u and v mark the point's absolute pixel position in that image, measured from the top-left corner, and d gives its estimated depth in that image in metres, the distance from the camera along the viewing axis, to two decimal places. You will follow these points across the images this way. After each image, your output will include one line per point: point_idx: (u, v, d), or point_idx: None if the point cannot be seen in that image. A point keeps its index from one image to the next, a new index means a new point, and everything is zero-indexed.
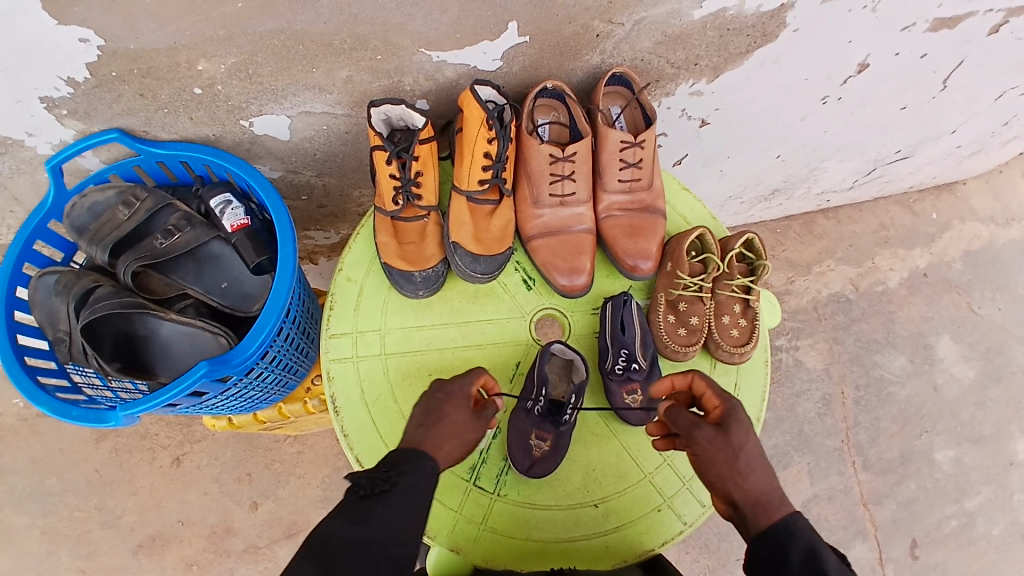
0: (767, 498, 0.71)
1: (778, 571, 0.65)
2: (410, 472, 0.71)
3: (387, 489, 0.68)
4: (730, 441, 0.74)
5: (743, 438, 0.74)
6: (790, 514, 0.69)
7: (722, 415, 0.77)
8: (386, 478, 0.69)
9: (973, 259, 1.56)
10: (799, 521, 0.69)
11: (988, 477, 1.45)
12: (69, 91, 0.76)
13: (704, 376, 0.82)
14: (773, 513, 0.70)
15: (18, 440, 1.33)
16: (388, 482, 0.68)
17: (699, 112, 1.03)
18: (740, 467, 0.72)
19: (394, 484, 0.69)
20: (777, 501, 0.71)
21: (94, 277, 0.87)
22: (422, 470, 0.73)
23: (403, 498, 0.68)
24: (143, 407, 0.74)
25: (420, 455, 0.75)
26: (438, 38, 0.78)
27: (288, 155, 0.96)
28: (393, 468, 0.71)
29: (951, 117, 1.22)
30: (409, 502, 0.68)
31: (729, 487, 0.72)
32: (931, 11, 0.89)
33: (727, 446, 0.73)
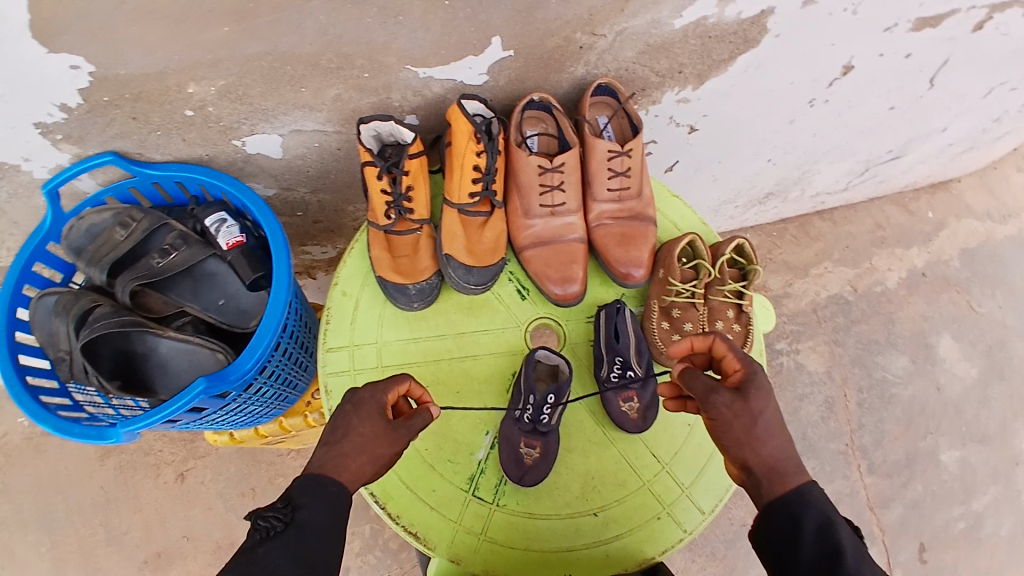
0: (784, 466, 0.68)
1: (791, 543, 0.64)
2: (309, 505, 0.67)
3: (284, 528, 0.65)
4: (748, 407, 0.69)
5: (763, 404, 0.70)
6: (806, 483, 0.68)
7: (742, 379, 0.71)
8: (284, 515, 0.65)
9: (970, 257, 1.56)
10: (813, 492, 0.67)
11: (995, 476, 1.44)
12: (63, 117, 0.77)
13: (726, 338, 0.75)
14: (789, 480, 0.68)
15: (22, 459, 1.34)
16: (286, 520, 0.65)
17: (687, 118, 1.04)
18: (759, 435, 0.69)
19: (291, 522, 0.65)
20: (794, 469, 0.69)
21: (93, 297, 0.88)
22: (327, 498, 0.68)
23: (303, 535, 0.65)
24: (144, 424, 0.75)
25: (324, 481, 0.69)
26: (423, 55, 0.79)
27: (282, 173, 0.97)
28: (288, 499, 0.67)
29: (940, 116, 1.23)
30: (312, 536, 0.65)
31: (744, 452, 0.69)
32: (912, 11, 0.90)
33: (746, 411, 0.69)
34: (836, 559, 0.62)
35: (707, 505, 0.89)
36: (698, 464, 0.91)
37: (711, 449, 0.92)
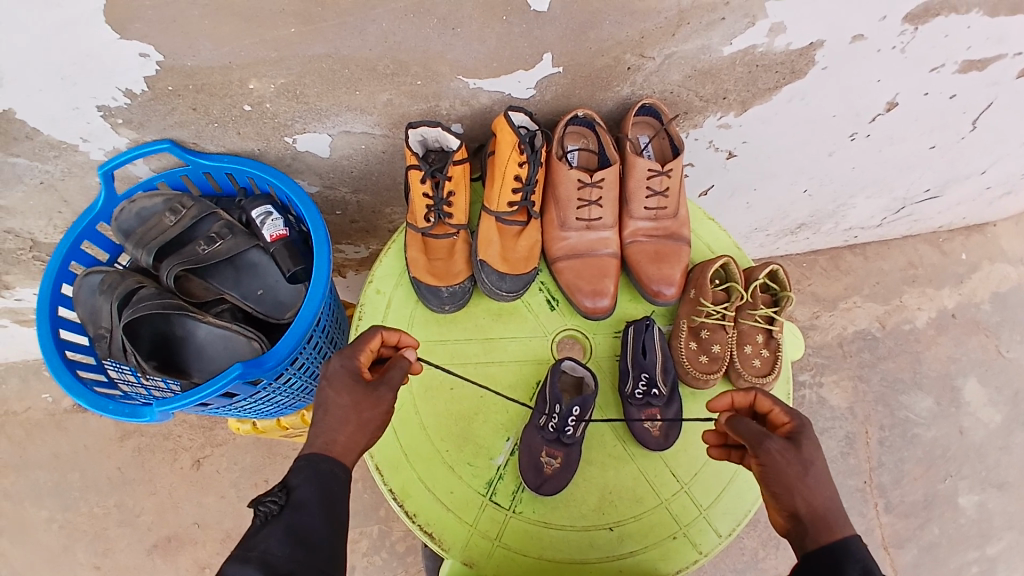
0: (833, 514, 0.65)
1: None
2: (304, 484, 0.66)
3: (281, 511, 0.64)
4: (801, 456, 0.68)
5: (814, 455, 0.69)
6: (852, 537, 0.64)
7: (793, 431, 0.71)
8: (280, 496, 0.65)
9: (1003, 301, 1.53)
10: (860, 547, 0.63)
11: (1012, 524, 1.41)
12: (126, 102, 0.81)
13: (768, 395, 0.76)
14: (836, 530, 0.64)
15: (45, 434, 1.38)
16: (281, 502, 0.64)
17: (726, 144, 1.05)
18: (811, 484, 0.67)
19: (287, 503, 0.64)
20: (841, 521, 0.66)
21: (138, 278, 0.91)
22: (321, 477, 0.67)
23: (297, 513, 0.64)
24: (177, 405, 0.77)
25: (318, 459, 0.68)
26: (476, 67, 0.81)
27: (327, 171, 1.00)
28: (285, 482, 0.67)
29: (980, 158, 1.22)
30: (306, 514, 0.64)
31: (794, 499, 0.66)
32: (961, 52, 0.90)
33: (799, 460, 0.67)
34: None
35: (725, 528, 0.89)
36: (718, 486, 0.90)
37: (732, 473, 0.91)
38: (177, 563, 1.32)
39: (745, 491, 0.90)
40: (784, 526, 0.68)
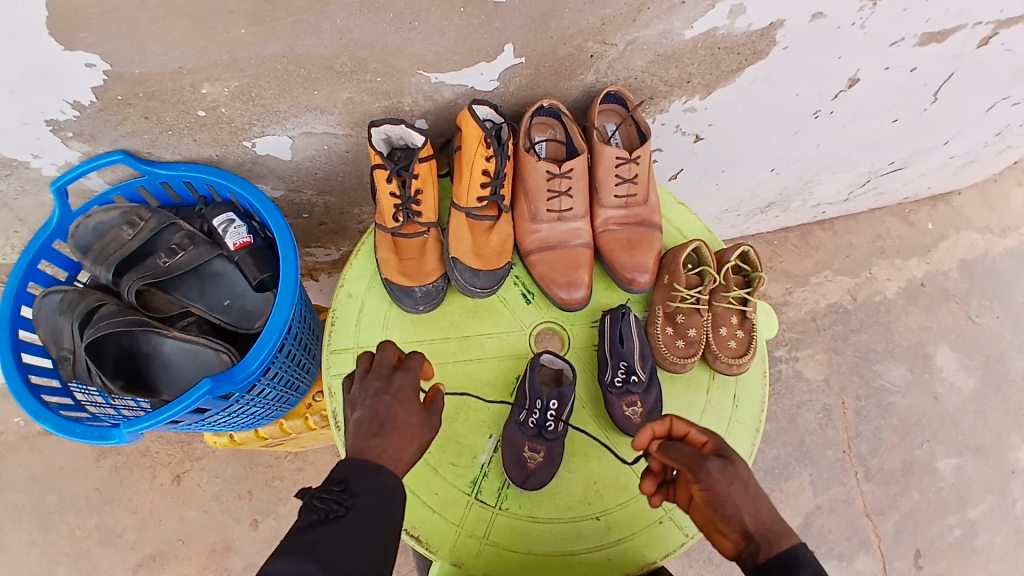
0: (778, 524, 0.67)
1: None
2: (367, 493, 0.64)
3: (342, 514, 0.62)
4: (737, 472, 0.69)
5: (744, 466, 0.71)
6: (797, 544, 0.65)
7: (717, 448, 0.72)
8: (341, 500, 0.63)
9: (969, 269, 1.57)
10: (807, 553, 0.65)
11: (990, 486, 1.45)
12: (75, 114, 0.78)
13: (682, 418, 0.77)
14: (784, 540, 0.66)
15: (18, 457, 1.33)
16: (343, 506, 0.62)
17: (693, 127, 1.05)
18: (753, 498, 0.68)
19: (349, 510, 0.62)
20: (784, 528, 0.67)
21: (98, 295, 0.88)
22: (383, 490, 0.66)
23: (359, 522, 0.61)
24: (147, 424, 0.75)
25: (380, 470, 0.67)
26: (437, 61, 0.80)
27: (290, 174, 0.97)
28: (346, 484, 0.65)
29: (942, 130, 1.24)
30: (368, 524, 0.62)
31: (743, 517, 0.67)
32: (919, 26, 0.91)
33: (738, 476, 0.69)
34: None
35: None
36: None
37: None
38: None
39: None
40: (734, 549, 0.67)
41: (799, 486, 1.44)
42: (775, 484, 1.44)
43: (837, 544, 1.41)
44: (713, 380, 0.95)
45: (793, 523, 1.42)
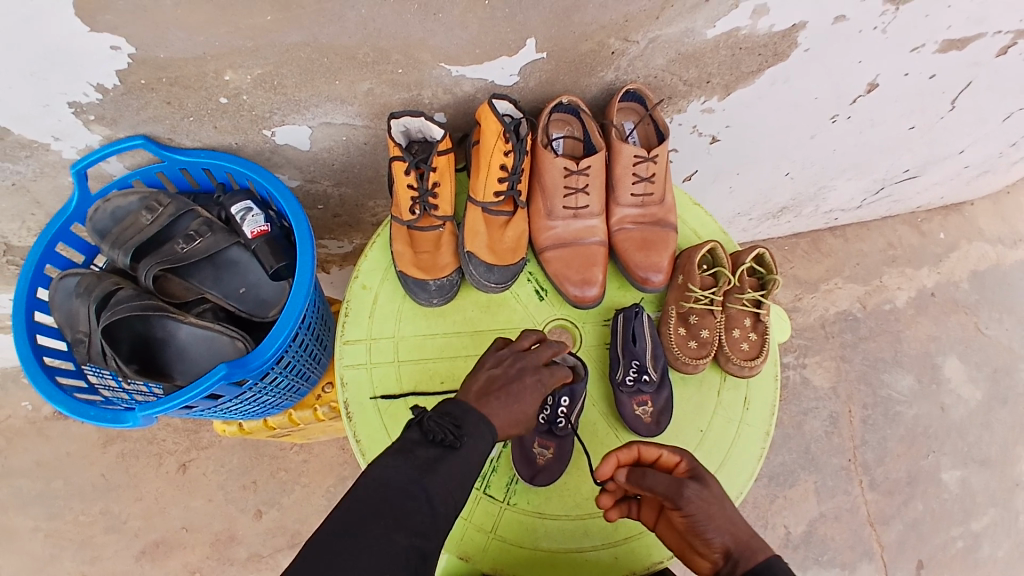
0: (754, 540, 0.73)
1: None
2: (477, 435, 0.73)
3: (455, 445, 0.71)
4: (712, 493, 0.77)
5: (717, 487, 0.78)
6: (772, 556, 0.70)
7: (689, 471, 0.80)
8: (456, 434, 0.71)
9: (980, 280, 1.56)
10: (781, 564, 0.69)
11: (995, 499, 1.44)
12: (97, 97, 0.78)
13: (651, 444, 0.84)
14: (759, 555, 0.71)
15: (26, 441, 1.34)
16: (458, 439, 0.71)
17: (710, 129, 1.05)
18: (729, 517, 0.75)
19: (463, 445, 0.71)
20: (760, 544, 0.73)
21: (115, 280, 0.88)
22: (486, 436, 0.74)
23: (465, 458, 0.71)
24: (161, 408, 0.75)
25: (486, 421, 0.76)
26: (459, 53, 0.80)
27: (307, 165, 0.98)
28: (462, 422, 0.73)
29: (958, 138, 1.24)
30: (471, 461, 0.71)
31: (722, 535, 0.73)
32: (941, 32, 0.91)
33: (714, 497, 0.76)
34: None
35: None
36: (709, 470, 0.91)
37: (722, 456, 0.92)
38: (167, 568, 1.30)
39: (736, 474, 0.91)
40: (714, 566, 0.74)
41: (803, 494, 1.44)
42: (778, 491, 1.44)
43: (840, 553, 1.41)
44: (725, 382, 0.95)
45: (796, 530, 1.42)
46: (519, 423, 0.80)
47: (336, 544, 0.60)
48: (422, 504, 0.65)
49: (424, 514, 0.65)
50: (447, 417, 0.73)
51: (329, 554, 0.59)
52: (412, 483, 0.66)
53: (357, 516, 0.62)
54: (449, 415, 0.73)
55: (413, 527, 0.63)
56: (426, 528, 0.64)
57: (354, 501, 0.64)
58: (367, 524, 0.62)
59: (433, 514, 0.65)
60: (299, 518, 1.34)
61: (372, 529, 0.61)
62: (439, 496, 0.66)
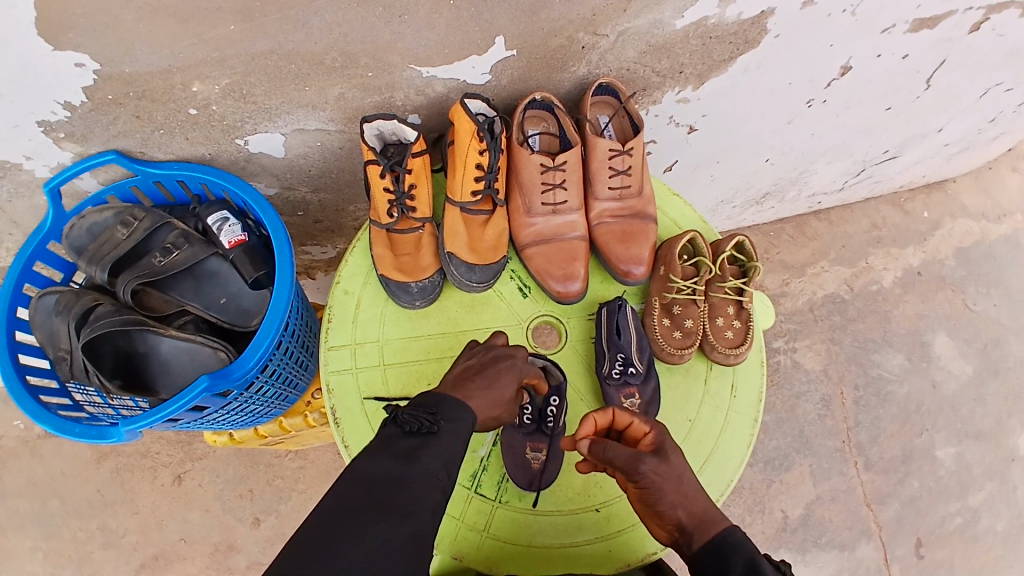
0: (710, 514, 0.77)
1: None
2: (453, 420, 0.76)
3: (433, 431, 0.74)
4: (671, 469, 0.79)
5: (680, 461, 0.81)
6: (727, 528, 0.76)
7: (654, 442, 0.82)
8: (432, 420, 0.74)
9: (965, 256, 1.57)
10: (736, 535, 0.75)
11: (991, 472, 1.46)
12: (66, 115, 0.77)
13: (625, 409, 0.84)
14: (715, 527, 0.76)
15: (18, 463, 1.33)
16: (435, 425, 0.74)
17: (687, 118, 1.05)
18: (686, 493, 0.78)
19: (440, 430, 0.74)
20: (716, 517, 0.78)
21: (94, 296, 0.88)
22: (462, 420, 0.77)
23: (445, 441, 0.74)
24: (145, 422, 0.75)
25: (462, 405, 0.79)
26: (427, 55, 0.80)
27: (284, 172, 0.97)
28: (436, 410, 0.76)
29: (935, 116, 1.24)
30: (452, 445, 0.74)
31: (678, 511, 0.78)
32: (910, 13, 0.91)
33: (672, 472, 0.79)
34: None
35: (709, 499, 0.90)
36: (699, 458, 0.91)
37: (712, 444, 0.92)
38: None
39: (726, 462, 0.91)
40: (670, 536, 0.79)
41: (799, 476, 1.44)
42: (775, 474, 1.44)
43: (838, 534, 1.42)
44: (711, 371, 0.95)
45: (794, 513, 1.43)
46: (499, 405, 0.83)
47: (325, 536, 0.62)
48: (409, 489, 0.67)
49: (411, 497, 0.67)
50: (422, 408, 0.76)
51: (319, 546, 0.61)
52: (397, 470, 0.68)
53: (343, 508, 0.64)
54: (424, 405, 0.76)
55: (401, 512, 0.65)
56: (415, 511, 0.66)
57: (338, 494, 0.66)
58: (355, 512, 0.64)
59: (420, 497, 0.67)
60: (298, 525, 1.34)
61: (360, 517, 0.63)
62: (425, 479, 0.69)
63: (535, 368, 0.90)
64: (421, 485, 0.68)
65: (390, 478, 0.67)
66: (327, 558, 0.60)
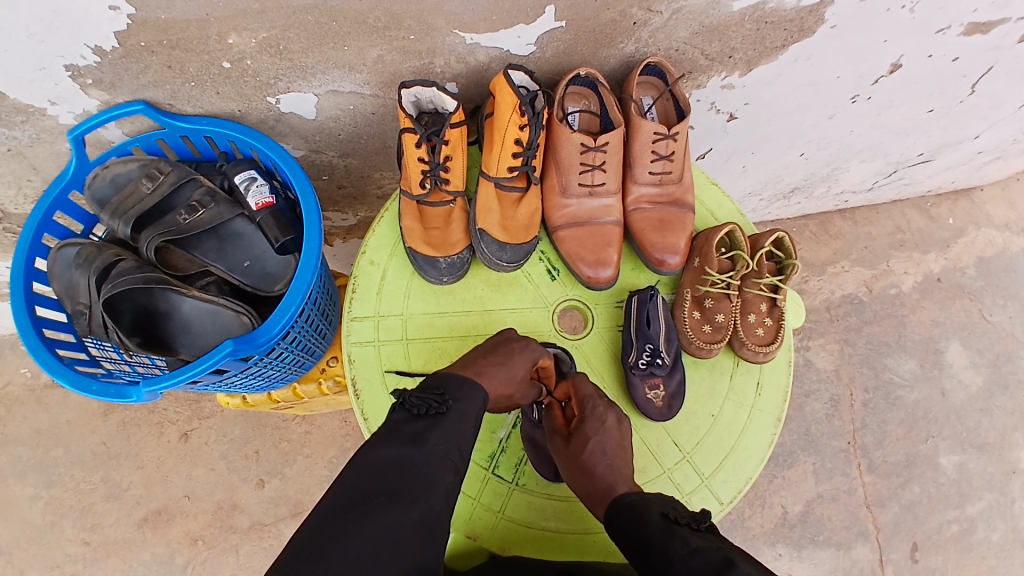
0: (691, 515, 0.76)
1: (636, 530, 0.72)
2: (462, 400, 0.75)
3: (442, 412, 0.72)
4: (572, 449, 0.83)
5: (583, 442, 0.83)
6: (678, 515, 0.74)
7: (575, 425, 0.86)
8: (440, 401, 0.73)
9: (986, 266, 1.55)
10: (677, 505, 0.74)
11: (991, 484, 1.45)
12: (95, 60, 0.74)
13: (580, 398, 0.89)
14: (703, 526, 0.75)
15: (24, 410, 1.33)
16: (444, 406, 0.72)
17: (728, 106, 1.01)
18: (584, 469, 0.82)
19: (449, 410, 0.73)
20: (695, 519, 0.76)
21: (116, 251, 0.86)
22: (473, 399, 0.76)
23: (455, 422, 0.72)
24: (169, 383, 0.73)
25: (473, 383, 0.78)
26: (473, 20, 0.76)
27: (313, 134, 0.94)
28: (444, 391, 0.75)
29: (974, 123, 1.20)
30: (462, 426, 0.72)
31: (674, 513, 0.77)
32: (967, 14, 0.87)
33: (569, 452, 0.83)
34: (646, 543, 0.69)
35: (726, 496, 0.89)
36: (718, 455, 0.91)
37: (732, 442, 0.91)
38: (169, 536, 1.30)
39: (746, 459, 0.91)
40: None
41: (802, 474, 1.44)
42: (777, 471, 1.44)
43: (836, 533, 1.42)
44: (738, 368, 0.94)
45: (794, 510, 1.43)
46: (513, 382, 0.82)
47: (328, 527, 0.59)
48: (418, 473, 0.65)
49: (422, 481, 0.65)
50: (430, 390, 0.75)
51: (323, 538, 0.59)
52: (403, 454, 0.66)
53: (345, 498, 0.62)
54: (432, 387, 0.75)
55: (412, 495, 0.64)
56: (426, 494, 0.65)
57: (339, 487, 0.63)
58: (360, 502, 0.62)
59: (430, 481, 0.66)
60: (302, 488, 1.34)
61: (367, 505, 0.61)
62: (433, 463, 0.67)
63: (547, 351, 0.89)
64: (431, 468, 0.67)
65: (399, 462, 0.66)
66: (333, 547, 0.58)
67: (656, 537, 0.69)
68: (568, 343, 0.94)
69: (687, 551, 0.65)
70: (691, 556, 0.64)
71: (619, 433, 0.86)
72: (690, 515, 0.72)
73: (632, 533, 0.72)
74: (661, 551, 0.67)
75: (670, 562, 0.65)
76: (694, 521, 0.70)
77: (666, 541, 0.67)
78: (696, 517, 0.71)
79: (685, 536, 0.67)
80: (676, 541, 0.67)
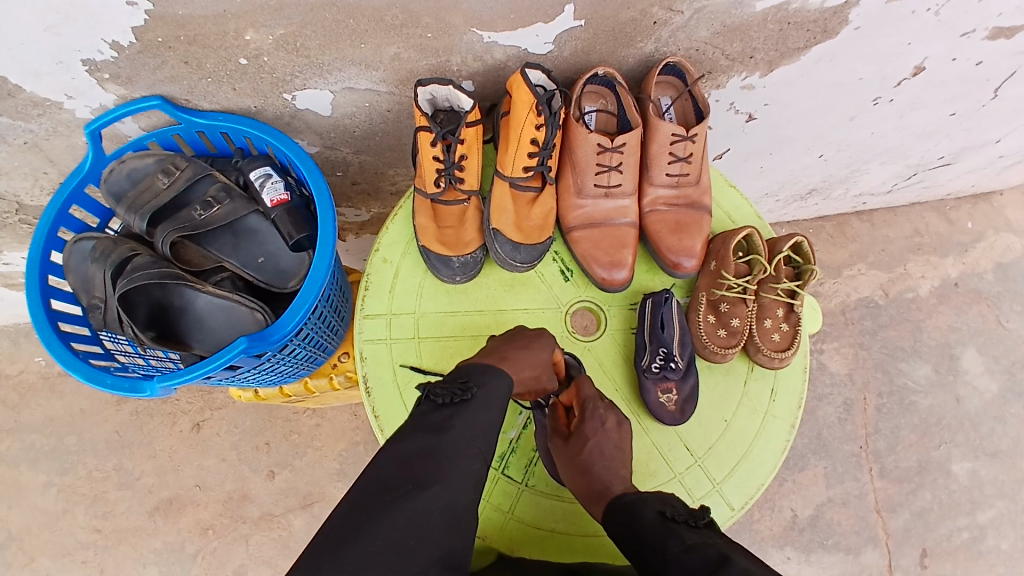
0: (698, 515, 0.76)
1: (633, 526, 0.71)
2: (486, 386, 0.75)
3: (466, 400, 0.72)
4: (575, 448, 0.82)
5: (586, 438, 0.82)
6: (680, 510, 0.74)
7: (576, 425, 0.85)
8: (464, 388, 0.73)
9: (1004, 271, 1.52)
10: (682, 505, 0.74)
11: (1002, 492, 1.43)
12: (112, 55, 0.74)
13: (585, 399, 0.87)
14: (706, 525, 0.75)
15: (38, 398, 1.35)
16: (468, 392, 0.73)
17: (747, 106, 0.99)
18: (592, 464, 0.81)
19: (473, 397, 0.73)
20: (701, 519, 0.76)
21: (132, 246, 0.86)
22: (497, 384, 0.76)
23: (479, 409, 0.72)
24: (184, 378, 0.73)
25: (498, 369, 0.78)
26: (492, 18, 0.75)
27: (327, 130, 0.94)
28: (467, 378, 0.75)
29: (997, 127, 1.18)
30: (485, 413, 0.72)
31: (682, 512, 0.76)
32: (991, 19, 0.85)
33: (569, 451, 0.83)
34: (643, 537, 0.69)
35: (737, 502, 0.88)
36: (730, 460, 0.90)
37: (745, 448, 0.90)
38: (180, 525, 1.32)
39: (758, 466, 0.90)
40: None
41: (812, 478, 1.43)
42: (788, 474, 1.43)
43: (845, 538, 1.41)
44: (752, 373, 0.93)
45: (802, 514, 1.42)
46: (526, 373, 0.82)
47: (354, 517, 0.59)
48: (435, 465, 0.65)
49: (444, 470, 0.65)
50: (453, 379, 0.76)
51: (349, 528, 0.59)
52: (425, 444, 0.66)
53: (374, 488, 0.62)
54: (454, 378, 0.76)
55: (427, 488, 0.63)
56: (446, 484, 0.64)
57: (367, 478, 0.63)
58: (389, 490, 0.62)
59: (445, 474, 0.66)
60: (311, 480, 1.35)
61: (393, 494, 0.61)
62: (456, 451, 0.67)
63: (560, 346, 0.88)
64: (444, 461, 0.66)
65: (413, 455, 0.66)
66: (363, 536, 0.58)
67: (653, 534, 0.69)
68: (581, 345, 0.93)
69: (682, 548, 0.64)
70: (687, 553, 0.63)
71: (617, 435, 0.85)
72: (688, 513, 0.72)
73: (629, 529, 0.71)
74: (659, 547, 0.66)
75: (666, 558, 0.64)
76: (692, 518, 0.70)
77: (664, 538, 0.67)
78: (694, 515, 0.71)
79: (681, 533, 0.67)
80: (672, 539, 0.66)
